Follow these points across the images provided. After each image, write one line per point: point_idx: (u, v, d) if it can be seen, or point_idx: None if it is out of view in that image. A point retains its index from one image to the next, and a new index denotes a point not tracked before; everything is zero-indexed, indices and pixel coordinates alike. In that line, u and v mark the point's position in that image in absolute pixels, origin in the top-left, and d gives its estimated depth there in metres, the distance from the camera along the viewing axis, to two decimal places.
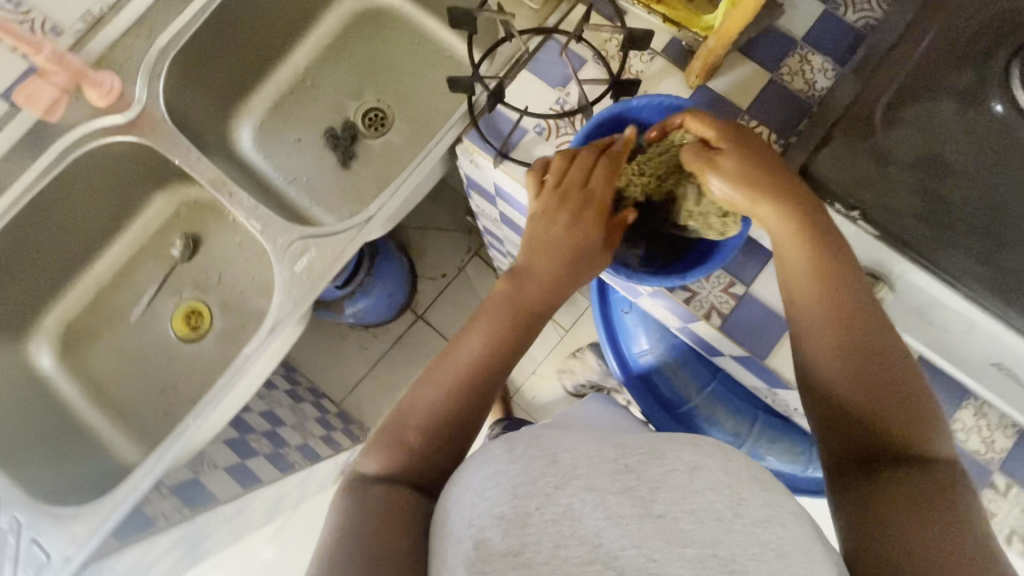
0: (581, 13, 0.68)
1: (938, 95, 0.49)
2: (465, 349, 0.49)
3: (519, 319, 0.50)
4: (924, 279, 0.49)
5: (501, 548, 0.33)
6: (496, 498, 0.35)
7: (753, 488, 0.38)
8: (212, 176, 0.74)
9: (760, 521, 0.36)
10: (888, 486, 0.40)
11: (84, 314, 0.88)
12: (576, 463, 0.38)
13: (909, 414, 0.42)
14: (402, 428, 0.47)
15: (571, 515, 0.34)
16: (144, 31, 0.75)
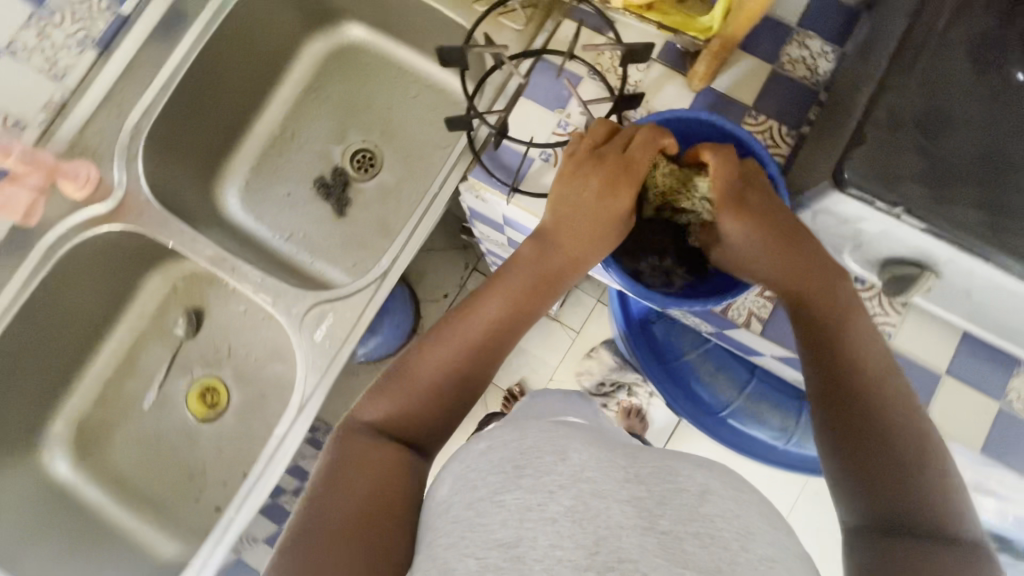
0: (570, 31, 0.65)
1: (962, 74, 0.47)
2: (487, 309, 0.49)
3: (536, 285, 0.51)
4: (977, 266, 0.47)
5: (498, 538, 0.34)
6: (500, 485, 0.37)
7: (757, 521, 0.36)
8: (210, 254, 0.71)
9: (761, 560, 0.34)
10: (911, 550, 0.36)
11: (95, 410, 0.84)
12: (584, 464, 0.38)
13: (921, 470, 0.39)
14: (417, 372, 0.48)
15: (572, 515, 0.34)
16: (111, 111, 0.72)
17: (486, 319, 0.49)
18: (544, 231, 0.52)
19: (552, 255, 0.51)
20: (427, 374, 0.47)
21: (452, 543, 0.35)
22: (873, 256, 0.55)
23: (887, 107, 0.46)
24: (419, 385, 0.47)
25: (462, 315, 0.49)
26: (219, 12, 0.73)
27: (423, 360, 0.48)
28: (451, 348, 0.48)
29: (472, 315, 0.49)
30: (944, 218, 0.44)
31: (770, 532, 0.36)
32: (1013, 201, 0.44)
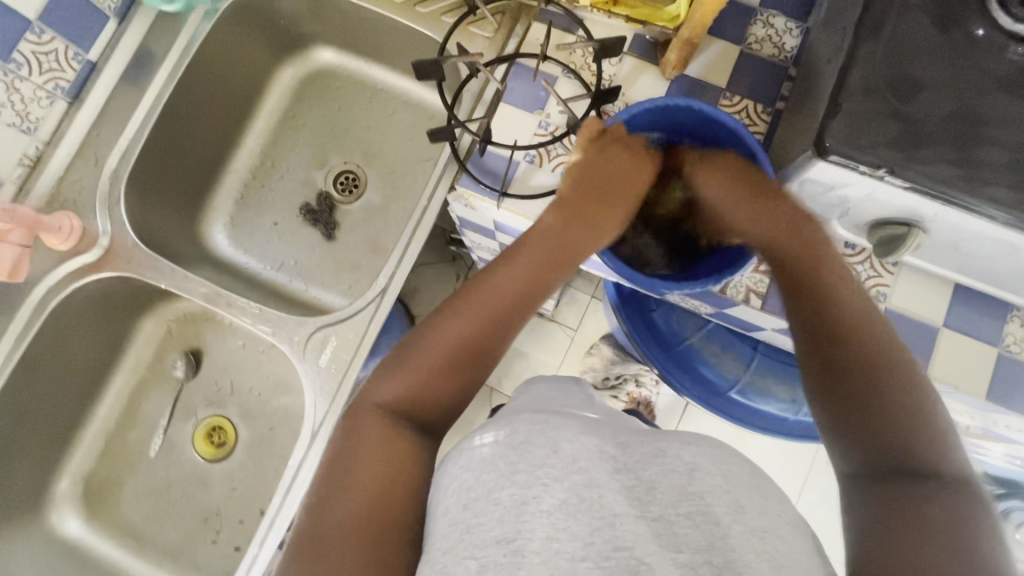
0: (541, 33, 0.66)
1: (929, 32, 0.48)
2: (511, 278, 0.49)
3: (556, 252, 0.51)
4: (961, 217, 0.48)
5: (495, 535, 0.35)
6: (494, 482, 0.37)
7: (749, 493, 0.37)
8: (204, 292, 0.70)
9: (753, 532, 0.34)
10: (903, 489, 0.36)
11: (100, 464, 0.82)
12: (576, 455, 0.38)
13: (911, 423, 0.39)
14: (431, 343, 0.46)
15: (567, 507, 0.36)
16: (88, 159, 0.71)
17: (501, 296, 0.48)
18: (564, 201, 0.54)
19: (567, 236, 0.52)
20: (442, 349, 0.46)
21: (453, 546, 0.35)
22: (862, 219, 0.56)
23: (858, 74, 0.48)
24: (435, 359, 0.45)
25: (478, 288, 0.48)
26: (188, 50, 0.73)
27: (439, 333, 0.46)
28: (469, 321, 0.46)
29: (488, 290, 0.48)
30: (931, 178, 0.46)
31: (761, 502, 0.37)
32: (992, 157, 0.46)
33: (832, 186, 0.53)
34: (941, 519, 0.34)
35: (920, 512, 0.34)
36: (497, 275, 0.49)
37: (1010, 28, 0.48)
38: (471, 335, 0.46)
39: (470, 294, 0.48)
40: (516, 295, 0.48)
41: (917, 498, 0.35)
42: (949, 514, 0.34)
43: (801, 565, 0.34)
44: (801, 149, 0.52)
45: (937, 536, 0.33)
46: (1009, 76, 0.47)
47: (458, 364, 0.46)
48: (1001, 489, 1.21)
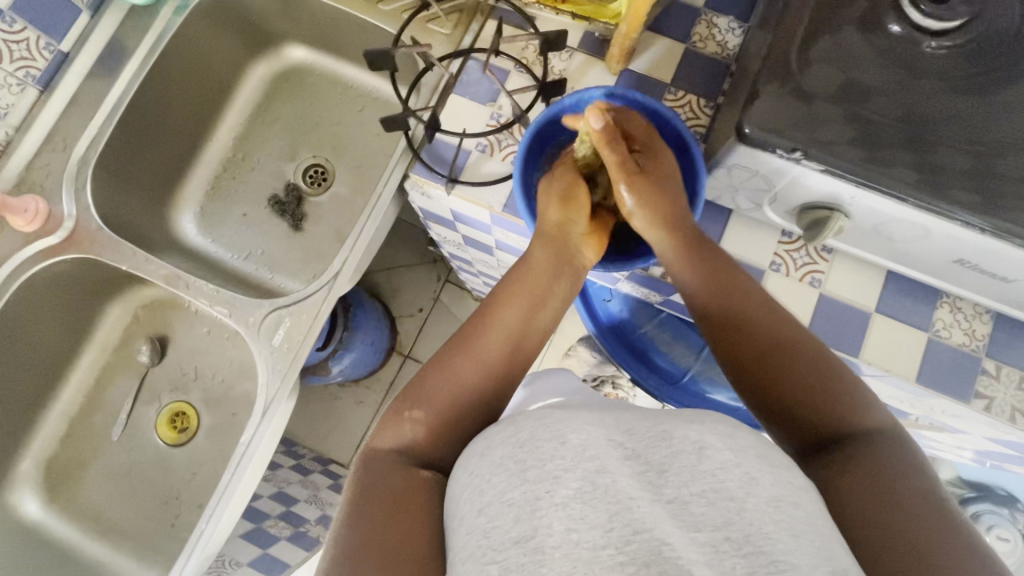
0: (493, 29, 0.69)
1: (844, 27, 0.52)
2: (500, 322, 0.52)
3: (534, 292, 0.54)
4: (910, 211, 0.50)
5: (513, 535, 0.36)
6: (506, 484, 0.39)
7: (760, 464, 0.38)
8: (164, 273, 0.72)
9: (768, 501, 0.36)
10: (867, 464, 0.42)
11: (62, 447, 0.84)
12: (584, 444, 0.40)
13: (828, 398, 0.46)
14: (428, 394, 0.50)
15: (583, 496, 0.37)
16: (58, 144, 0.73)
17: (488, 346, 0.51)
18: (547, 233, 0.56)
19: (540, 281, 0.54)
20: (434, 397, 0.50)
21: (473, 552, 0.37)
22: (791, 204, 0.58)
23: (773, 66, 0.51)
24: (432, 409, 0.49)
25: (465, 341, 0.51)
26: (158, 41, 0.76)
27: (433, 387, 0.50)
28: (457, 373, 0.50)
29: (474, 344, 0.51)
30: (869, 169, 0.49)
31: (771, 470, 0.38)
32: (920, 151, 0.49)
33: (759, 171, 0.55)
34: (897, 477, 0.40)
35: (879, 481, 0.40)
36: (480, 328, 0.52)
37: (919, 23, 0.51)
38: (463, 383, 0.50)
39: (455, 352, 0.51)
40: (502, 341, 0.51)
41: (866, 466, 0.42)
42: (895, 468, 0.41)
43: (816, 528, 0.35)
44: (725, 137, 0.55)
45: (908, 498, 0.39)
46: (918, 67, 0.51)
47: (454, 407, 0.49)
48: (969, 493, 1.21)
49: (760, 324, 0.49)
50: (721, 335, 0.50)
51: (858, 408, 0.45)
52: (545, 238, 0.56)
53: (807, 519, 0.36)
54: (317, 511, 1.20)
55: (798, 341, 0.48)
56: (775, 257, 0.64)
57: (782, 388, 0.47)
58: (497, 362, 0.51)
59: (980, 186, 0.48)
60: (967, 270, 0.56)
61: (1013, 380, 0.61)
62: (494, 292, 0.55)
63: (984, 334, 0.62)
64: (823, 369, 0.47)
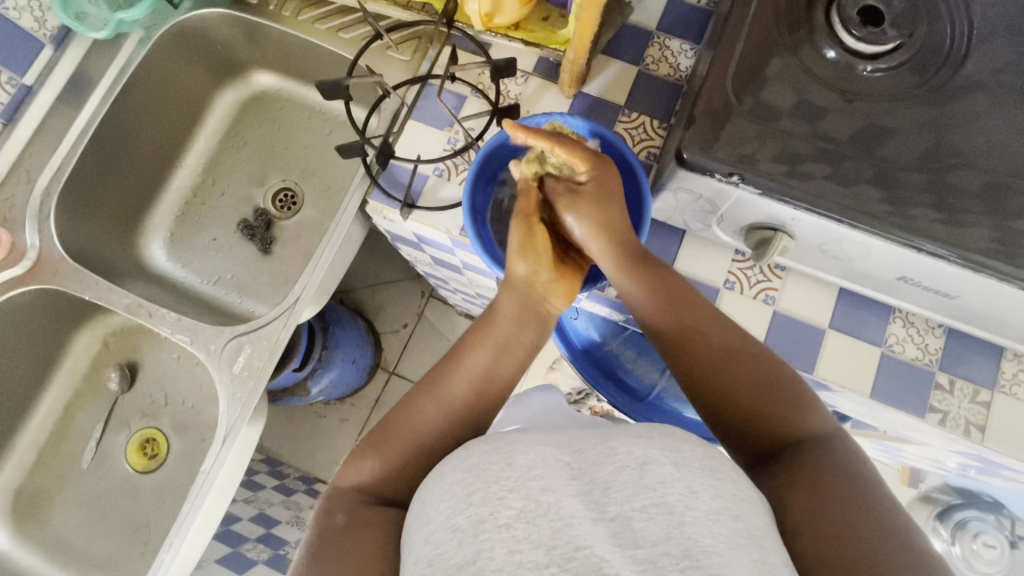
0: (448, 56, 0.70)
1: (780, 51, 0.53)
2: (467, 364, 0.52)
3: (504, 339, 0.53)
4: (851, 232, 0.51)
5: (456, 561, 0.35)
6: (452, 509, 0.38)
7: (702, 478, 0.36)
8: (126, 302, 0.73)
9: (709, 514, 0.34)
10: (818, 473, 0.42)
11: (32, 476, 0.84)
12: (531, 465, 0.39)
13: (775, 407, 0.46)
14: (391, 438, 0.49)
15: (525, 516, 0.36)
16: (21, 176, 0.74)
17: (455, 390, 0.51)
18: (513, 281, 0.56)
19: (507, 329, 0.54)
20: (400, 439, 0.49)
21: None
22: (738, 224, 0.59)
23: (710, 89, 0.52)
24: (395, 448, 0.49)
25: (429, 388, 0.51)
26: (123, 71, 0.77)
27: (398, 425, 0.50)
28: (423, 415, 0.50)
29: (440, 388, 0.51)
30: (810, 192, 0.49)
31: (715, 483, 0.36)
32: (854, 170, 0.50)
33: (702, 195, 0.56)
34: (846, 483, 0.41)
35: (831, 488, 0.40)
36: (447, 373, 0.52)
37: (854, 47, 0.52)
38: (428, 424, 0.49)
39: (422, 393, 0.51)
40: (468, 387, 0.51)
41: (812, 473, 0.42)
42: (845, 474, 0.41)
43: (756, 539, 0.34)
44: (668, 161, 0.56)
45: (856, 502, 0.39)
46: (853, 90, 0.52)
47: (414, 450, 0.48)
48: (957, 499, 1.20)
49: (709, 341, 0.49)
50: (681, 358, 0.50)
51: (805, 415, 0.46)
52: (511, 288, 0.56)
53: (748, 532, 0.35)
54: (298, 532, 1.19)
55: (746, 350, 0.49)
56: (728, 275, 0.65)
57: (735, 401, 0.47)
58: (462, 407, 0.50)
59: (939, 202, 0.49)
60: (911, 286, 0.56)
61: (967, 393, 0.62)
62: (464, 336, 0.55)
63: (937, 348, 0.62)
64: (774, 380, 0.47)
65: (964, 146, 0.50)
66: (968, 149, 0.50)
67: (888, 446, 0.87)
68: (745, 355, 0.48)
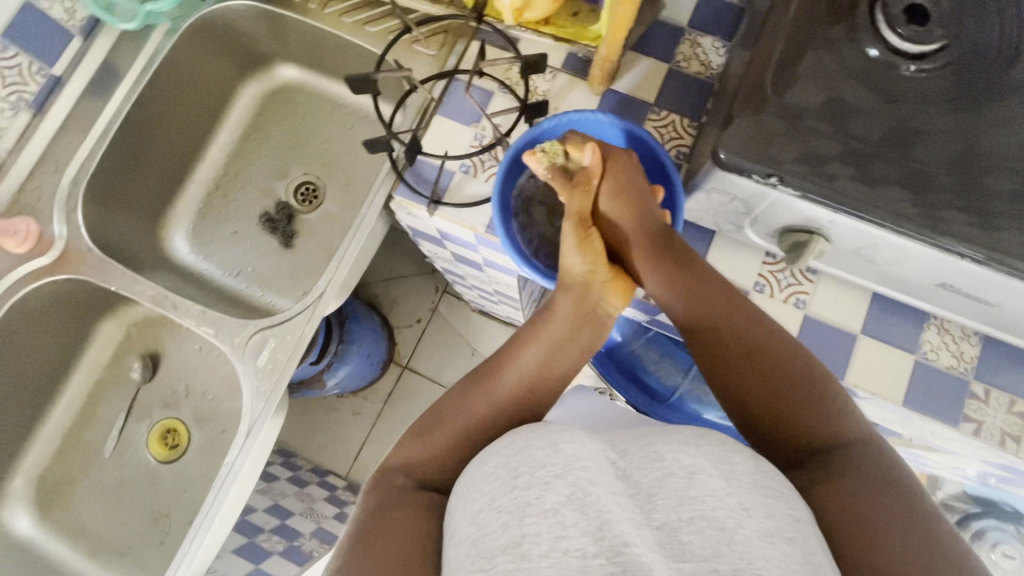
0: (476, 51, 0.70)
1: (821, 48, 0.51)
2: (522, 359, 0.52)
3: (559, 340, 0.54)
4: (890, 236, 0.49)
5: (502, 542, 0.36)
6: (497, 491, 0.39)
7: (753, 495, 0.37)
8: (152, 294, 0.74)
9: (761, 537, 0.34)
10: (853, 476, 0.41)
11: (55, 464, 0.85)
12: (577, 454, 0.40)
13: (814, 409, 0.45)
14: (444, 429, 0.50)
15: (573, 503, 0.37)
16: (49, 166, 0.74)
17: (504, 386, 0.51)
18: (570, 283, 0.56)
19: (560, 328, 0.54)
20: (453, 426, 0.50)
21: (463, 562, 0.37)
22: (771, 226, 0.58)
23: (749, 89, 0.51)
24: (444, 434, 0.49)
25: (484, 383, 0.52)
26: (151, 63, 0.77)
27: (445, 417, 0.50)
28: (471, 408, 0.50)
29: (489, 383, 0.51)
30: (848, 195, 0.48)
31: (766, 503, 0.36)
32: (897, 172, 0.49)
33: (737, 196, 0.55)
34: (883, 485, 0.40)
35: (864, 488, 0.40)
36: (496, 369, 0.52)
37: (897, 46, 0.50)
38: (476, 416, 0.50)
39: (470, 389, 0.52)
40: (518, 383, 0.51)
41: (847, 475, 0.41)
42: (883, 477, 0.40)
43: (817, 566, 0.34)
44: (703, 161, 0.55)
45: (891, 502, 0.38)
46: (896, 90, 0.50)
47: (463, 439, 0.49)
48: (976, 508, 1.17)
49: (744, 335, 0.48)
50: (720, 354, 0.49)
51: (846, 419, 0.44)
52: (568, 288, 0.56)
53: (805, 558, 0.34)
54: (312, 525, 1.19)
55: (784, 346, 0.47)
56: (758, 278, 0.64)
57: (769, 401, 0.46)
58: (510, 403, 0.50)
59: (982, 206, 0.47)
60: (950, 293, 0.55)
61: (1003, 404, 0.60)
62: (515, 336, 0.55)
63: (972, 356, 0.61)
64: (810, 380, 0.46)
65: (1010, 149, 0.48)
66: (1015, 152, 0.48)
67: (912, 454, 0.86)
68: (786, 351, 0.47)
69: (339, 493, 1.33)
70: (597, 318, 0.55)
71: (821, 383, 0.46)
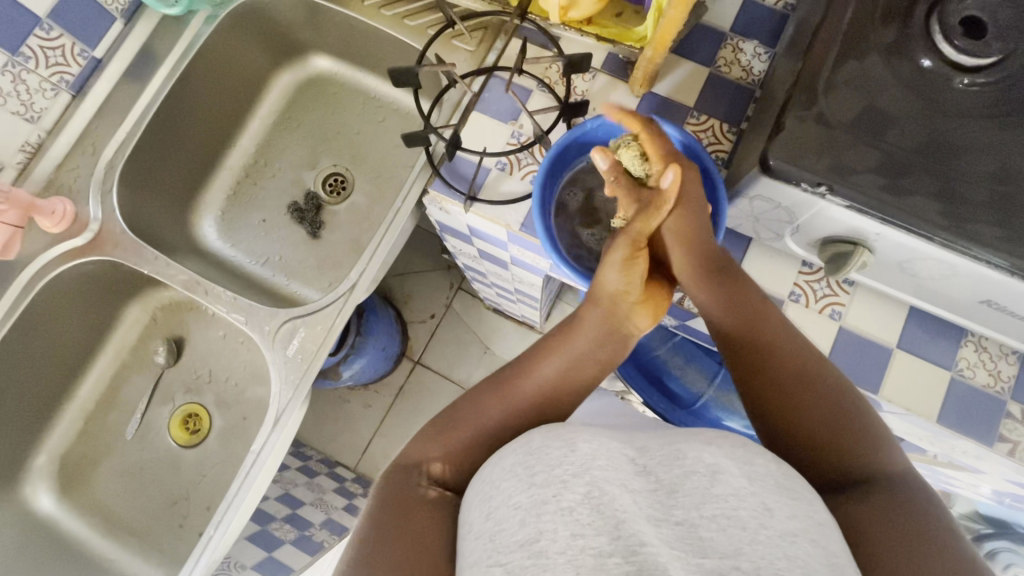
0: (518, 48, 0.70)
1: (874, 56, 0.51)
2: (544, 372, 0.52)
3: (581, 354, 0.53)
4: (939, 251, 0.49)
5: (518, 539, 0.36)
6: (514, 489, 0.39)
7: (776, 495, 0.37)
8: (184, 279, 0.74)
9: (784, 536, 0.35)
10: (887, 498, 0.41)
11: (77, 444, 0.85)
12: (594, 453, 0.40)
13: (854, 436, 0.45)
14: (462, 432, 0.50)
15: (589, 502, 0.37)
16: (88, 148, 0.75)
17: (522, 394, 0.51)
18: (605, 297, 0.53)
19: (585, 343, 0.53)
20: (471, 431, 0.50)
21: (479, 557, 0.37)
22: (813, 236, 0.57)
23: (801, 96, 0.50)
24: (459, 435, 0.50)
25: (502, 394, 0.51)
26: (189, 49, 0.78)
27: (463, 418, 0.51)
28: (488, 414, 0.50)
29: (510, 390, 0.51)
30: (894, 206, 0.48)
31: (789, 504, 0.37)
32: (943, 184, 0.48)
33: (781, 204, 0.55)
34: (924, 516, 0.40)
35: (904, 514, 0.40)
36: (514, 376, 0.52)
37: (954, 59, 0.50)
38: (493, 423, 0.50)
39: (489, 392, 0.52)
40: (537, 394, 0.51)
41: (883, 500, 0.41)
42: (923, 506, 0.41)
43: (838, 568, 0.34)
44: (747, 166, 0.54)
45: (929, 528, 0.39)
46: (950, 103, 0.50)
47: (484, 440, 0.49)
48: (988, 529, 1.14)
49: (801, 359, 0.49)
50: (772, 372, 0.48)
51: (882, 448, 0.45)
52: (597, 301, 0.54)
53: (829, 560, 0.34)
54: (322, 515, 1.19)
55: (826, 370, 0.48)
56: (794, 287, 0.64)
57: (818, 429, 0.46)
58: (530, 412, 0.50)
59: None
60: (996, 311, 0.54)
61: None
62: (536, 345, 0.55)
63: (1010, 375, 0.61)
64: (855, 406, 0.46)
65: None
66: None
67: (936, 471, 0.85)
68: (839, 379, 0.48)
69: (348, 484, 1.33)
70: (623, 333, 0.54)
71: (866, 413, 0.46)
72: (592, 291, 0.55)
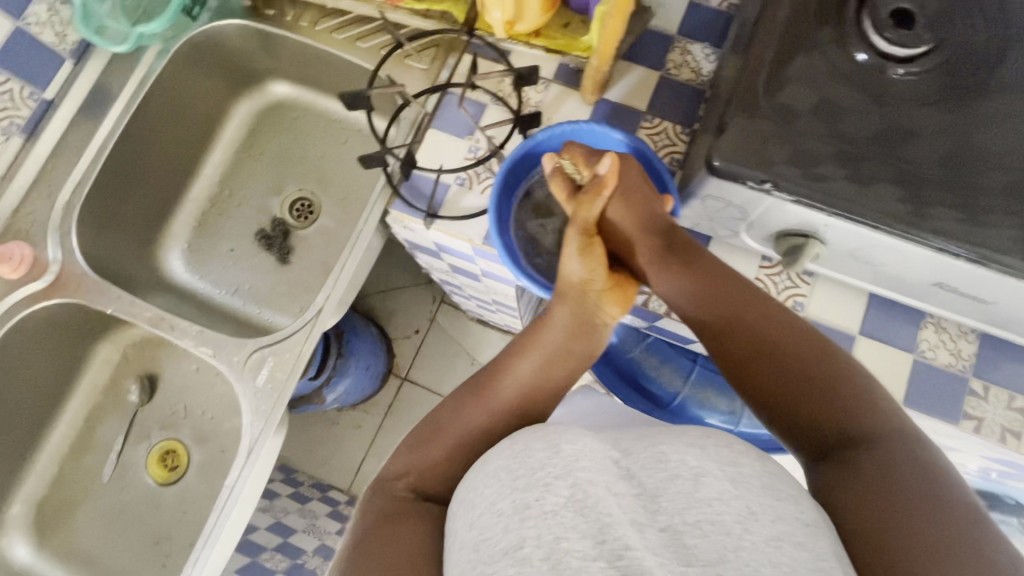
0: (469, 65, 0.70)
1: (811, 51, 0.51)
2: (520, 369, 0.52)
3: (554, 349, 0.53)
4: (888, 238, 0.50)
5: (502, 546, 0.37)
6: (497, 495, 0.40)
7: (761, 497, 0.37)
8: (149, 315, 0.73)
9: (768, 541, 0.35)
10: (872, 463, 0.40)
11: (52, 491, 0.84)
12: (578, 454, 0.40)
13: (835, 399, 0.44)
14: (442, 436, 0.50)
15: (572, 505, 0.37)
16: (44, 190, 0.74)
17: (500, 394, 0.51)
18: (571, 292, 0.55)
19: (558, 338, 0.54)
20: (449, 438, 0.50)
21: (464, 565, 0.37)
22: (768, 231, 0.58)
23: (743, 95, 0.51)
24: (437, 445, 0.50)
25: (481, 394, 0.52)
26: (141, 84, 0.77)
27: (442, 424, 0.51)
28: (467, 417, 0.51)
29: (488, 391, 0.52)
30: (840, 198, 0.48)
31: (773, 506, 0.37)
32: (889, 173, 0.49)
33: (732, 202, 0.55)
34: (906, 475, 0.38)
35: (886, 479, 0.39)
36: (493, 378, 0.53)
37: (885, 51, 0.50)
38: (472, 426, 0.50)
39: (468, 396, 0.52)
40: (516, 394, 0.51)
41: (868, 468, 0.40)
42: (907, 462, 0.39)
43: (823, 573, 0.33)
44: (697, 167, 0.55)
45: (911, 489, 0.38)
46: (886, 95, 0.50)
47: (460, 450, 0.49)
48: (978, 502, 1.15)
49: (771, 329, 0.48)
50: (745, 348, 0.49)
51: (858, 412, 0.43)
52: (565, 296, 0.55)
53: (816, 563, 0.33)
54: (314, 542, 1.17)
55: (800, 337, 0.47)
56: (756, 282, 0.65)
57: (798, 401, 0.45)
58: (508, 411, 0.50)
59: (961, 203, 0.48)
60: (948, 292, 0.55)
61: (1002, 400, 0.61)
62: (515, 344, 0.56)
63: (970, 353, 0.62)
64: (834, 367, 0.45)
65: (1002, 144, 0.48)
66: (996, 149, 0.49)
67: None
68: (817, 344, 0.47)
69: (341, 507, 1.31)
70: (594, 324, 0.54)
71: (849, 373, 0.45)
72: (560, 286, 0.56)
